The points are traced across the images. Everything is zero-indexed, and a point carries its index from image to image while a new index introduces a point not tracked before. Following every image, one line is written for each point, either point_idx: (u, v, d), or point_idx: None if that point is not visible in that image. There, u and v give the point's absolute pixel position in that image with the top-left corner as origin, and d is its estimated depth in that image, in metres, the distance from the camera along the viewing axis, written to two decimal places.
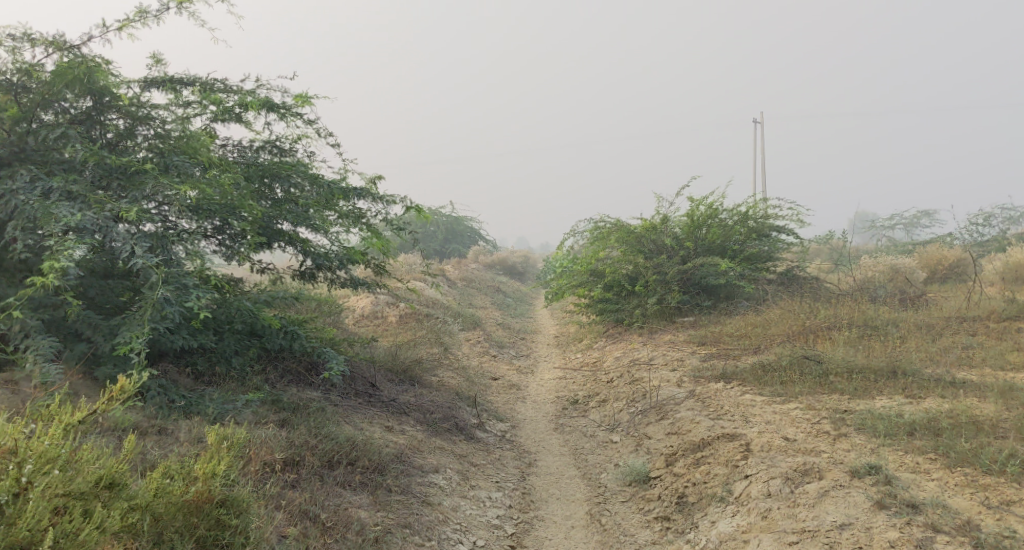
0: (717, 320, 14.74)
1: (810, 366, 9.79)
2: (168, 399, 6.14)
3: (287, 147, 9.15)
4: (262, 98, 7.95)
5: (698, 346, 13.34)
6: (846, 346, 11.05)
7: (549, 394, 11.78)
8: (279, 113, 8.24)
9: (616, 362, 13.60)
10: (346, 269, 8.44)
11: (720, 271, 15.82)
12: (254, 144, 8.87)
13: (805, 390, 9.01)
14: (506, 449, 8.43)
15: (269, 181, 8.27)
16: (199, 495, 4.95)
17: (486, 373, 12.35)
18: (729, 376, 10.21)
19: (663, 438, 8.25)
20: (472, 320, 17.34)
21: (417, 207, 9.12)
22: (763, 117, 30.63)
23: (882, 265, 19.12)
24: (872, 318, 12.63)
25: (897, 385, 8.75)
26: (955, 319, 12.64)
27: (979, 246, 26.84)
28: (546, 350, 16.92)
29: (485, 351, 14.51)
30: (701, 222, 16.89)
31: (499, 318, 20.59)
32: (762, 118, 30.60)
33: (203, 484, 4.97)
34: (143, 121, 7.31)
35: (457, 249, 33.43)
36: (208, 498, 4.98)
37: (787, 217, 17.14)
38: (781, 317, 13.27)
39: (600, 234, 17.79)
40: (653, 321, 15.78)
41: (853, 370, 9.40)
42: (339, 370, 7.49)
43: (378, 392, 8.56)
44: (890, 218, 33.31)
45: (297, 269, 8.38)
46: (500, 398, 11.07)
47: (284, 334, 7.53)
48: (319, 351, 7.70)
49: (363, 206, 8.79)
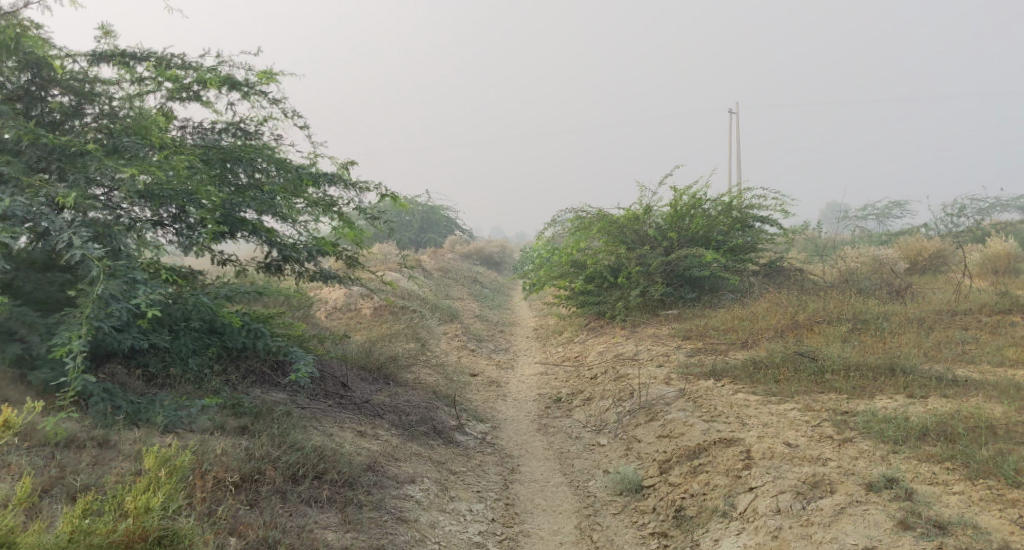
0: (702, 314, 14.29)
1: (804, 363, 9.32)
2: (113, 406, 5.54)
3: (253, 130, 8.58)
4: (221, 76, 7.35)
5: (684, 340, 12.89)
6: (838, 340, 10.62)
7: (531, 392, 11.26)
8: (242, 92, 7.62)
9: (599, 357, 13.11)
10: (315, 261, 7.85)
11: (705, 262, 15.39)
12: (216, 126, 8.31)
13: (801, 389, 8.54)
14: (487, 454, 7.91)
15: (230, 165, 7.61)
16: (130, 532, 4.45)
17: (464, 369, 11.82)
18: (720, 373, 9.73)
19: (655, 442, 7.77)
20: (449, 312, 16.80)
21: (392, 194, 8.51)
22: (739, 108, 28.06)
23: (866, 255, 18.76)
24: (861, 311, 12.21)
25: (898, 383, 8.30)
26: (947, 312, 12.26)
27: (955, 236, 26.69)
28: (526, 343, 16.40)
29: (463, 345, 13.98)
30: (685, 212, 16.43)
31: (476, 309, 20.03)
32: (735, 110, 28.30)
33: (133, 521, 4.47)
34: (90, 99, 6.72)
35: (433, 238, 32.82)
36: (142, 536, 4.49)
37: (772, 206, 16.69)
38: (769, 310, 12.84)
39: (582, 224, 17.27)
40: (637, 314, 15.31)
41: (849, 367, 8.94)
42: (307, 371, 6.97)
43: (349, 393, 7.99)
44: (866, 208, 33.10)
45: (262, 261, 7.79)
46: (479, 397, 10.53)
47: (246, 333, 6.92)
48: (285, 351, 7.16)
49: (335, 193, 8.18)
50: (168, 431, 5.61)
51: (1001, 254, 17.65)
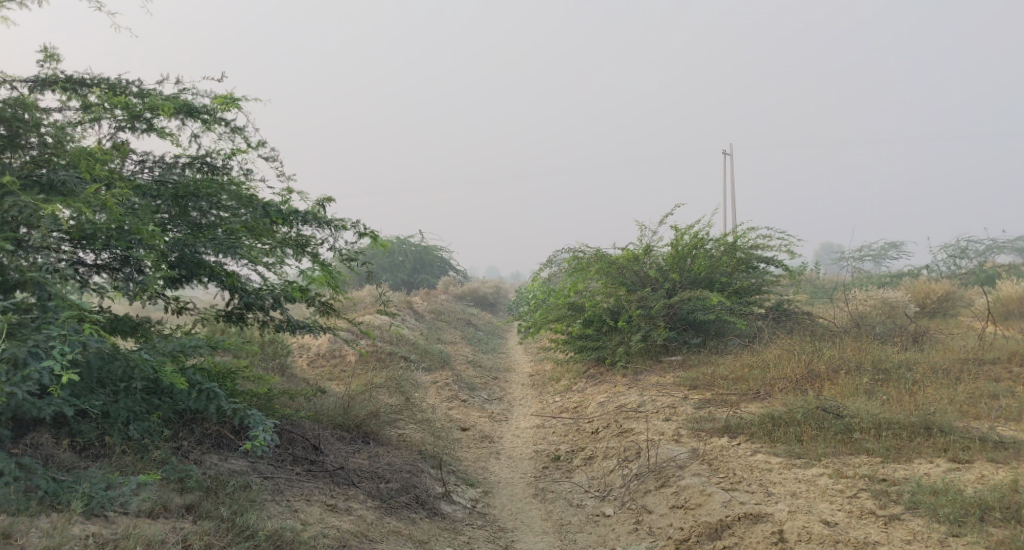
0: (708, 360, 13.40)
1: (828, 419, 8.44)
2: (29, 487, 4.69)
3: (220, 165, 7.83)
4: (176, 102, 6.61)
5: (690, 390, 12.00)
6: (860, 393, 9.74)
7: (526, 448, 10.33)
8: (202, 121, 6.85)
9: (600, 408, 12.18)
10: (282, 309, 6.99)
11: (709, 305, 14.55)
12: (177, 161, 7.57)
13: (827, 451, 7.69)
14: (476, 527, 7.02)
15: (182, 202, 6.74)
16: None
17: (454, 423, 10.91)
18: (734, 429, 8.85)
19: (667, 514, 6.94)
20: (440, 358, 15.88)
21: (372, 233, 7.69)
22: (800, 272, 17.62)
23: (874, 297, 17.97)
24: (881, 359, 11.35)
25: (936, 444, 7.44)
26: (972, 361, 11.41)
27: (959, 279, 25.98)
28: (521, 391, 15.44)
29: (454, 395, 13.06)
30: (687, 252, 15.66)
31: (469, 354, 19.07)
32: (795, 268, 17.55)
33: None
34: (27, 127, 6.03)
35: (426, 279, 31.93)
36: None
37: (777, 246, 15.90)
38: (781, 357, 11.98)
39: (579, 265, 16.50)
40: (638, 361, 14.42)
41: (880, 425, 8.05)
42: (265, 438, 5.88)
43: (321, 458, 7.17)
44: (865, 249, 32.40)
45: (223, 309, 6.94)
46: (469, 456, 9.61)
47: (198, 396, 6.01)
48: (242, 414, 6.04)
49: (308, 233, 7.32)
50: (93, 516, 4.76)
51: (1014, 296, 16.91)
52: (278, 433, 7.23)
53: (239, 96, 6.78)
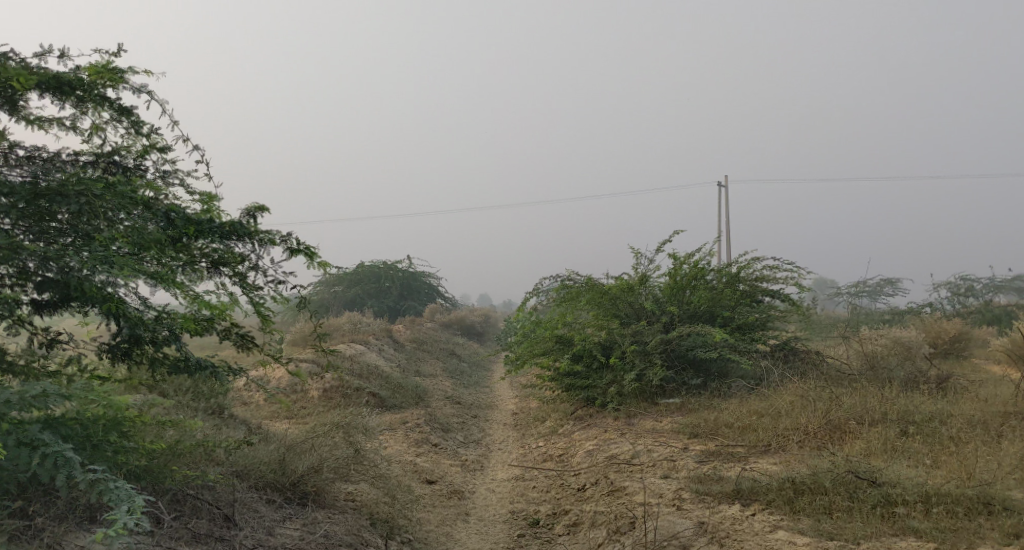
0: (710, 405, 11.92)
1: (863, 487, 6.98)
2: None
3: (131, 165, 6.36)
4: (38, 74, 5.24)
5: (690, 439, 10.53)
6: (893, 453, 8.29)
7: (500, 508, 8.82)
8: (81, 99, 5.47)
9: (588, 458, 10.66)
10: (179, 343, 5.47)
11: (711, 343, 13.15)
12: (75, 157, 6.11)
13: (867, 531, 6.31)
14: None
15: (51, 206, 5.28)
16: None
17: (418, 476, 9.42)
18: (746, 495, 7.40)
19: None
20: (414, 394, 14.38)
21: (310, 249, 6.21)
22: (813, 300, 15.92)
23: (886, 336, 16.53)
24: (909, 409, 9.88)
25: (1003, 528, 6.06)
26: (1012, 413, 9.97)
27: (965, 318, 24.55)
28: (501, 433, 13.89)
29: (423, 440, 11.58)
30: (686, 283, 14.29)
31: (449, 389, 17.48)
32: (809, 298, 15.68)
33: None
34: None
35: (412, 306, 30.40)
36: None
37: (785, 279, 14.53)
38: (795, 404, 10.53)
39: (568, 294, 15.15)
40: (631, 403, 12.96)
41: (928, 497, 6.59)
42: (122, 521, 4.40)
43: (233, 534, 5.78)
44: (865, 285, 30.99)
45: (107, 343, 5.42)
46: (431, 519, 8.14)
47: (42, 462, 4.71)
48: (99, 486, 4.63)
49: (226, 249, 5.91)
50: None
51: None
52: (180, 499, 5.83)
53: (123, 70, 5.52)
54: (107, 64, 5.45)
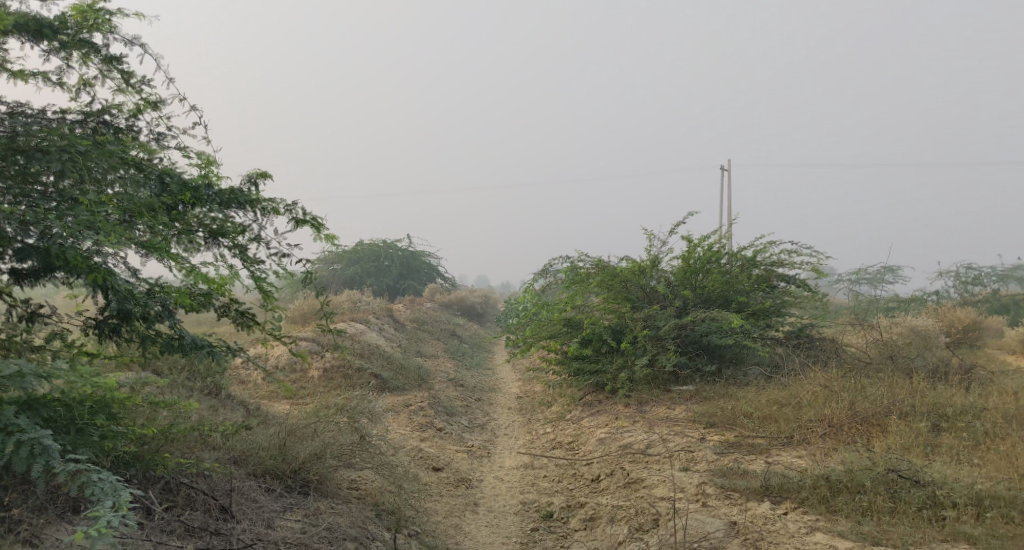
0: (726, 393, 11.44)
1: (906, 488, 6.51)
2: None
3: (123, 125, 5.86)
4: (15, 15, 4.74)
5: (707, 429, 10.06)
6: (929, 450, 7.82)
7: (511, 498, 8.35)
8: (63, 45, 4.96)
9: (600, 446, 10.20)
10: (174, 320, 4.95)
11: (726, 329, 12.62)
12: (63, 115, 5.60)
13: (916, 538, 5.96)
14: None
15: (32, 164, 4.77)
16: None
17: (423, 463, 8.94)
18: (777, 492, 6.92)
19: None
20: (417, 376, 13.91)
21: (316, 220, 5.69)
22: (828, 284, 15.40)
23: (902, 324, 16.01)
24: (939, 402, 9.38)
25: None
26: None
27: (975, 305, 24.04)
28: (506, 417, 13.41)
29: (428, 424, 11.12)
30: (700, 266, 13.72)
31: (452, 371, 17.00)
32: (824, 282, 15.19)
33: None
34: None
35: (412, 285, 29.95)
36: None
37: (801, 264, 14.00)
38: (817, 394, 10.03)
39: (577, 277, 14.64)
40: (642, 389, 12.49)
41: (980, 500, 6.22)
42: (104, 520, 3.89)
43: (230, 527, 5.29)
44: (870, 271, 30.44)
45: (93, 319, 4.90)
46: (439, 509, 7.68)
47: (16, 450, 4.23)
48: (81, 479, 4.14)
49: (226, 217, 5.40)
50: None
51: None
52: (173, 489, 5.34)
53: (108, 11, 5.02)
54: (92, 5, 5.01)
